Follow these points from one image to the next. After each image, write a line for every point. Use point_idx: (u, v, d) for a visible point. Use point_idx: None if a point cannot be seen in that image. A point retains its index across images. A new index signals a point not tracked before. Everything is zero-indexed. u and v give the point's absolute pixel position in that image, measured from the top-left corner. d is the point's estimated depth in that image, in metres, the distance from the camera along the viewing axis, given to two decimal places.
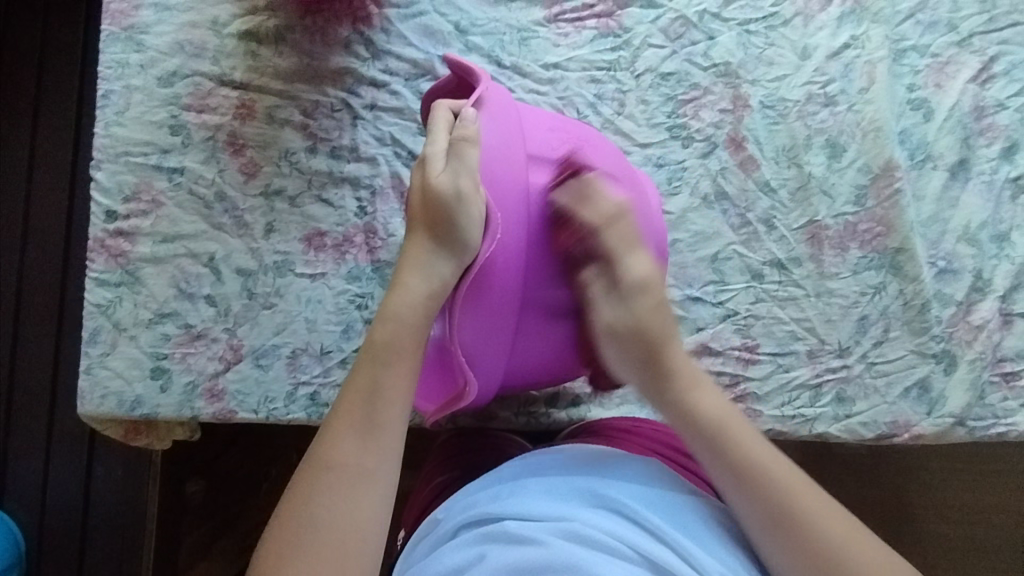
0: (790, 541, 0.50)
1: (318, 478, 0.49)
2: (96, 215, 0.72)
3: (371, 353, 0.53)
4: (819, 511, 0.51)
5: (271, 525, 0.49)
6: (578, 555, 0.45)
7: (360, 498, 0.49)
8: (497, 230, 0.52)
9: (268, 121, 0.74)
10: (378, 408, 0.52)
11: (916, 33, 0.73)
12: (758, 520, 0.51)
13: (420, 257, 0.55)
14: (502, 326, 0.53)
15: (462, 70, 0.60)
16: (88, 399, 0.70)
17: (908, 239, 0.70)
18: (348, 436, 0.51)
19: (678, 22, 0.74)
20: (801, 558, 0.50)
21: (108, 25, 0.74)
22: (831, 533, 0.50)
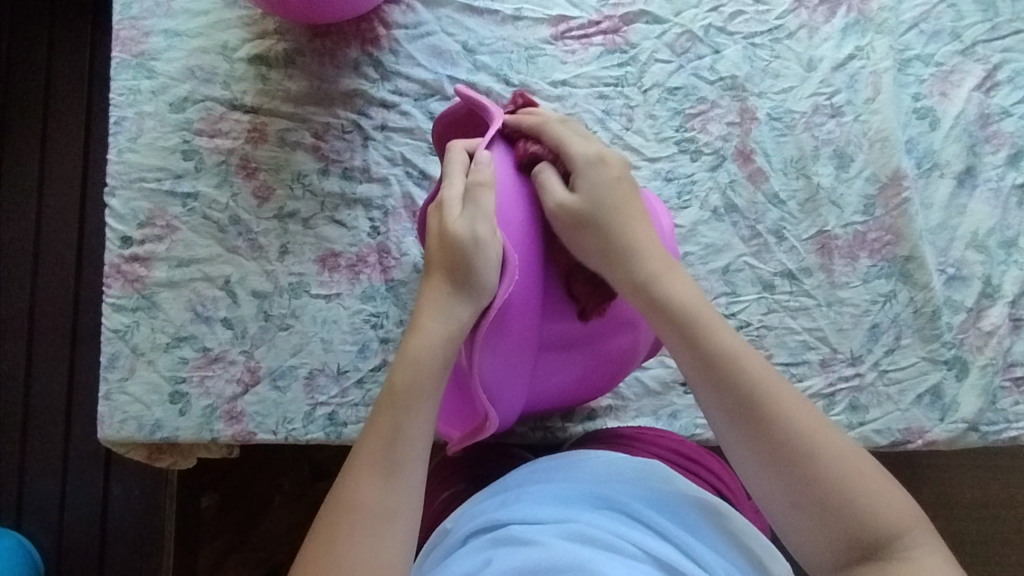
0: (762, 433, 0.51)
1: (340, 519, 0.50)
2: (112, 241, 0.73)
3: (393, 394, 0.53)
4: (789, 406, 0.51)
5: (297, 563, 0.50)
6: (584, 554, 0.48)
7: (383, 538, 0.50)
8: (514, 274, 0.53)
9: (280, 144, 0.74)
10: (399, 450, 0.52)
11: (920, 42, 0.74)
12: (728, 418, 0.52)
13: (437, 301, 0.54)
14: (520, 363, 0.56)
15: (472, 103, 0.59)
16: (107, 424, 0.70)
17: (917, 247, 0.71)
18: (370, 479, 0.51)
19: (683, 37, 0.74)
20: (776, 457, 0.50)
21: (119, 53, 0.75)
22: (799, 429, 0.51)
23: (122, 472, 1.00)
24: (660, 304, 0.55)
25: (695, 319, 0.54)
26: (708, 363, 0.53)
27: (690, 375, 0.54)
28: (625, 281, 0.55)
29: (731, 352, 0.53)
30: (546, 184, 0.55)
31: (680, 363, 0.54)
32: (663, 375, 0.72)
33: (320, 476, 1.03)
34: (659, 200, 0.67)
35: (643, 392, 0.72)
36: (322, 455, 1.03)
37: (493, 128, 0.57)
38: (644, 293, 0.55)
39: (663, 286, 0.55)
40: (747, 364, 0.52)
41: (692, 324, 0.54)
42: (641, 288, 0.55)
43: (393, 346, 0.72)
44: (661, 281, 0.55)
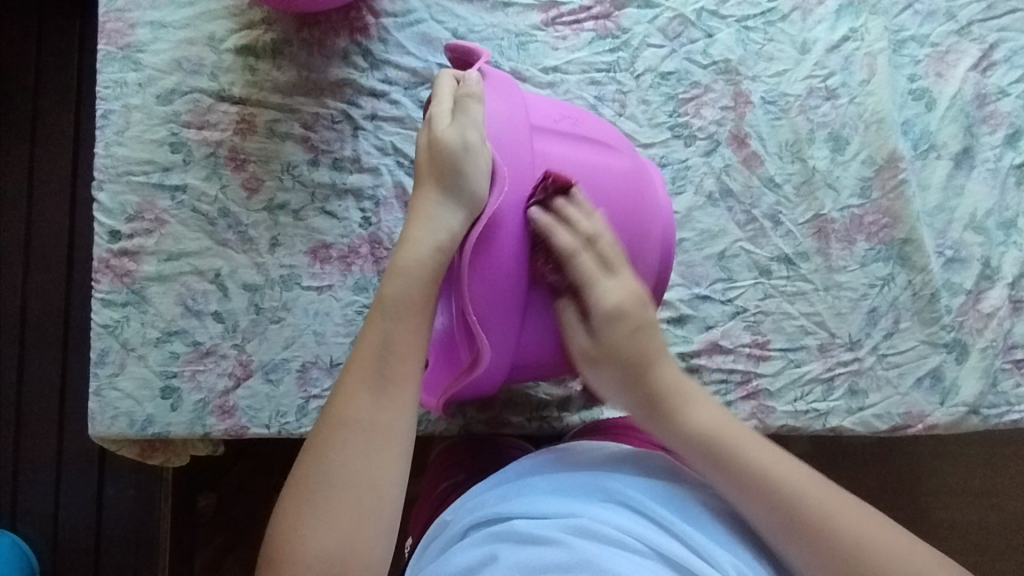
0: (819, 553, 0.50)
1: (334, 435, 0.50)
2: (100, 235, 0.72)
3: (385, 304, 0.53)
4: (822, 493, 0.52)
5: (290, 480, 0.51)
6: (591, 552, 0.47)
7: (375, 459, 0.50)
8: (505, 183, 0.51)
9: (269, 135, 0.74)
10: (390, 363, 0.52)
11: (915, 23, 0.73)
12: (772, 520, 0.51)
13: (429, 210, 0.54)
14: (514, 287, 0.52)
15: (459, 50, 0.61)
16: (98, 420, 0.70)
17: (914, 229, 0.70)
18: (362, 389, 0.51)
19: (676, 21, 0.73)
20: (843, 572, 0.50)
21: (105, 45, 0.74)
22: (853, 531, 0.50)
23: (116, 471, 0.99)
24: (694, 437, 0.55)
25: (724, 440, 0.54)
26: (749, 485, 0.52)
27: (732, 494, 0.53)
28: (652, 411, 0.57)
29: (765, 470, 0.53)
30: (576, 257, 0.54)
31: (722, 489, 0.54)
32: None
33: None
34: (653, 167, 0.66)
35: None
36: None
37: (480, 62, 0.58)
38: (675, 428, 0.56)
39: (687, 419, 0.56)
40: (789, 479, 0.52)
41: (726, 449, 0.54)
42: (667, 429, 0.56)
43: None
44: (683, 413, 0.56)
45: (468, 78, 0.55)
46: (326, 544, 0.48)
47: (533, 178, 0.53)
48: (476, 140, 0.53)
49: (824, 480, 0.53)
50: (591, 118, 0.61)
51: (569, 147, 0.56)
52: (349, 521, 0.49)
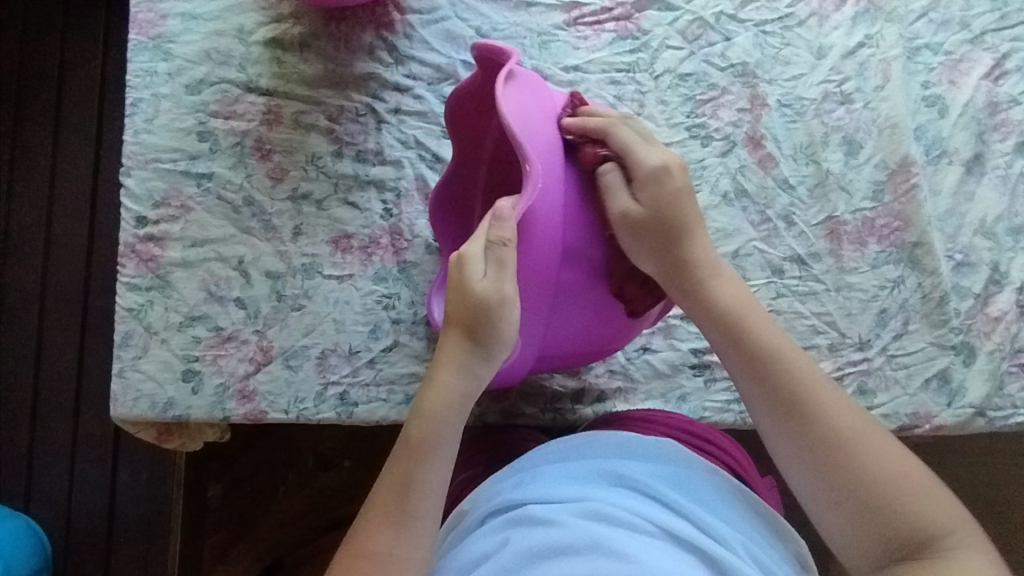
0: (822, 441, 0.53)
1: (393, 466, 0.55)
2: (127, 220, 0.73)
3: (442, 347, 0.57)
4: (841, 412, 0.54)
5: (375, 488, 0.55)
6: (601, 531, 0.48)
7: (427, 491, 0.54)
8: (537, 180, 0.53)
9: (294, 126, 0.75)
10: (454, 377, 0.56)
11: (930, 31, 0.75)
12: (759, 394, 0.56)
13: (464, 254, 0.56)
14: (543, 284, 0.56)
15: (486, 50, 0.61)
16: (120, 401, 0.71)
17: (925, 233, 0.71)
18: (437, 402, 0.56)
19: (695, 24, 0.75)
20: (810, 445, 0.54)
21: (136, 35, 0.76)
22: (843, 427, 0.54)
23: (130, 458, 1.01)
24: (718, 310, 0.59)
25: (736, 319, 0.58)
26: (748, 356, 0.57)
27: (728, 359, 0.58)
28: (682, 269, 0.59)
29: (775, 350, 0.57)
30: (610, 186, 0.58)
31: (728, 363, 0.58)
32: (672, 358, 0.72)
33: (324, 465, 1.05)
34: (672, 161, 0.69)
35: (653, 374, 0.72)
36: (326, 445, 1.06)
37: (509, 62, 0.58)
38: (699, 298, 0.59)
39: (714, 291, 0.59)
40: (800, 373, 0.56)
41: (751, 336, 0.57)
42: (696, 293, 0.59)
43: (405, 327, 0.73)
44: (716, 296, 0.59)
45: (500, 79, 0.55)
46: (393, 545, 0.52)
47: (562, 178, 0.56)
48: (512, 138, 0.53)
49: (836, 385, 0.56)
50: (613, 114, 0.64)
51: (595, 147, 0.59)
52: (399, 552, 0.52)
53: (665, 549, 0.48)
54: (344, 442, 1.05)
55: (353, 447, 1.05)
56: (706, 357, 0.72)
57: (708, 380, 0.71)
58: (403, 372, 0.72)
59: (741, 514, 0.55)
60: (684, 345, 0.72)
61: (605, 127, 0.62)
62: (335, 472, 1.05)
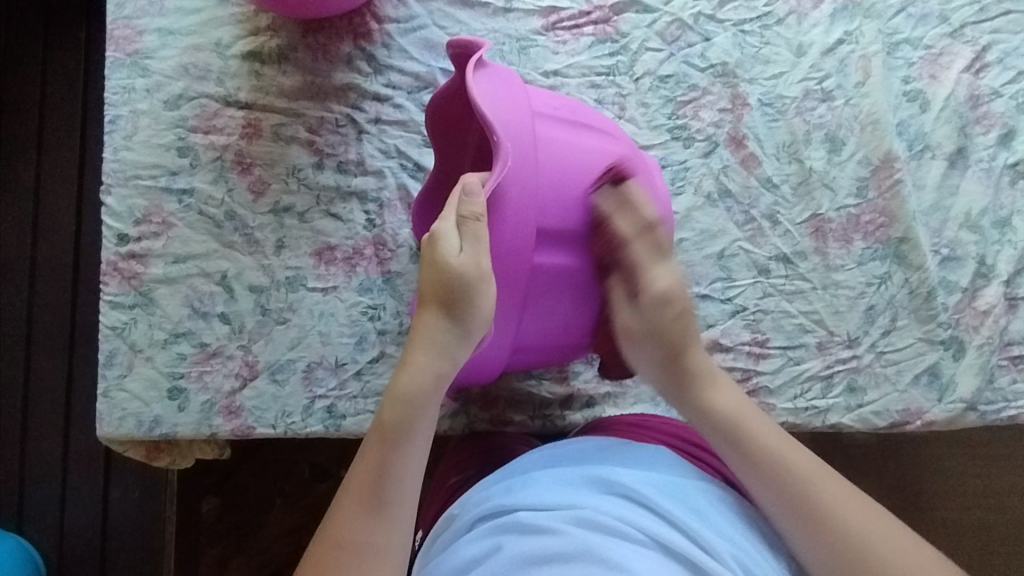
0: (817, 529, 0.53)
1: (369, 452, 0.54)
2: (108, 238, 0.73)
3: (417, 327, 0.57)
4: (841, 504, 0.53)
5: (349, 474, 0.55)
6: (592, 539, 0.47)
7: (404, 477, 0.54)
8: (509, 159, 0.52)
9: (274, 139, 0.75)
10: (426, 359, 0.56)
11: (909, 26, 0.74)
12: (777, 501, 0.55)
13: (437, 232, 0.55)
14: (516, 269, 0.55)
15: (458, 46, 0.60)
16: (106, 421, 0.70)
17: (910, 229, 0.71)
18: (411, 384, 0.55)
19: (673, 25, 0.75)
20: (813, 535, 0.53)
21: (113, 52, 0.75)
22: (845, 516, 0.53)
23: (122, 475, 1.00)
24: (713, 414, 0.60)
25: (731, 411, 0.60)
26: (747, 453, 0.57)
27: (736, 466, 0.58)
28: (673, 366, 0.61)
29: (766, 441, 0.57)
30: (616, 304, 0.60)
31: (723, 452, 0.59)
32: None
33: (318, 476, 1.05)
34: (651, 156, 0.68)
35: None
36: (322, 456, 1.05)
37: (479, 52, 0.58)
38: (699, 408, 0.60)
39: (710, 398, 0.60)
40: (793, 468, 0.55)
41: (742, 430, 0.58)
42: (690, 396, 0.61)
43: (391, 338, 0.72)
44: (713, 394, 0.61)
45: (469, 67, 0.55)
46: (364, 532, 0.52)
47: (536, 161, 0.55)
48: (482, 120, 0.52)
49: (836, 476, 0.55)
50: (585, 108, 0.64)
51: (568, 134, 0.59)
52: (376, 542, 0.52)
53: (655, 559, 0.47)
54: (339, 453, 1.05)
55: (348, 457, 1.04)
56: None
57: None
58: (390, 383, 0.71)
59: (732, 520, 0.54)
60: None
61: (577, 117, 0.61)
62: (331, 481, 1.04)
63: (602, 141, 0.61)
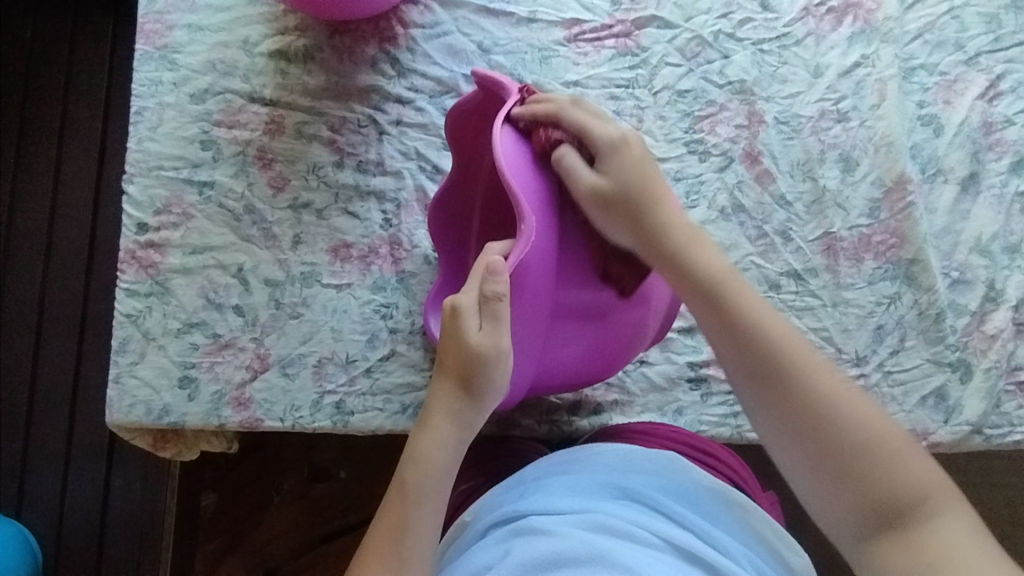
0: (812, 432, 0.52)
1: (387, 514, 0.54)
2: (128, 226, 0.74)
3: (436, 395, 0.58)
4: (823, 380, 0.53)
5: (369, 533, 0.55)
6: (606, 545, 0.49)
7: (422, 537, 0.54)
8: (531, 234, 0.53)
9: (296, 136, 0.76)
10: (443, 425, 0.56)
11: (925, 52, 0.76)
12: (754, 382, 0.54)
13: (458, 305, 0.56)
14: (534, 319, 0.58)
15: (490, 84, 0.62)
16: (116, 407, 0.71)
17: (921, 250, 0.72)
18: (431, 450, 0.56)
19: (694, 42, 0.76)
20: (794, 429, 0.53)
21: (143, 45, 0.77)
22: (820, 389, 0.53)
23: (124, 464, 1.00)
24: (694, 274, 0.57)
25: (730, 293, 0.56)
26: (730, 331, 0.56)
27: (720, 345, 0.56)
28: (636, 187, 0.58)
29: (755, 317, 0.55)
30: (572, 165, 0.57)
31: (707, 329, 0.57)
32: (669, 371, 0.72)
33: (318, 476, 1.05)
34: None
35: (649, 388, 0.72)
36: (323, 456, 1.06)
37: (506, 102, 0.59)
38: (677, 267, 0.58)
39: (691, 259, 0.58)
40: (777, 337, 0.54)
41: (725, 289, 0.57)
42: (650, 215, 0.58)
43: (402, 337, 0.73)
44: (690, 250, 0.58)
45: (496, 128, 0.56)
46: None
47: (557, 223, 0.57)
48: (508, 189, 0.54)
49: (800, 338, 0.55)
50: None
51: None
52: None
53: (668, 560, 0.50)
54: (340, 453, 1.05)
55: (349, 458, 1.05)
56: (702, 372, 0.72)
57: (704, 395, 0.71)
58: (398, 382, 0.72)
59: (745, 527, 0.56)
60: (680, 358, 0.72)
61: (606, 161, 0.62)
62: (330, 482, 1.05)
63: None
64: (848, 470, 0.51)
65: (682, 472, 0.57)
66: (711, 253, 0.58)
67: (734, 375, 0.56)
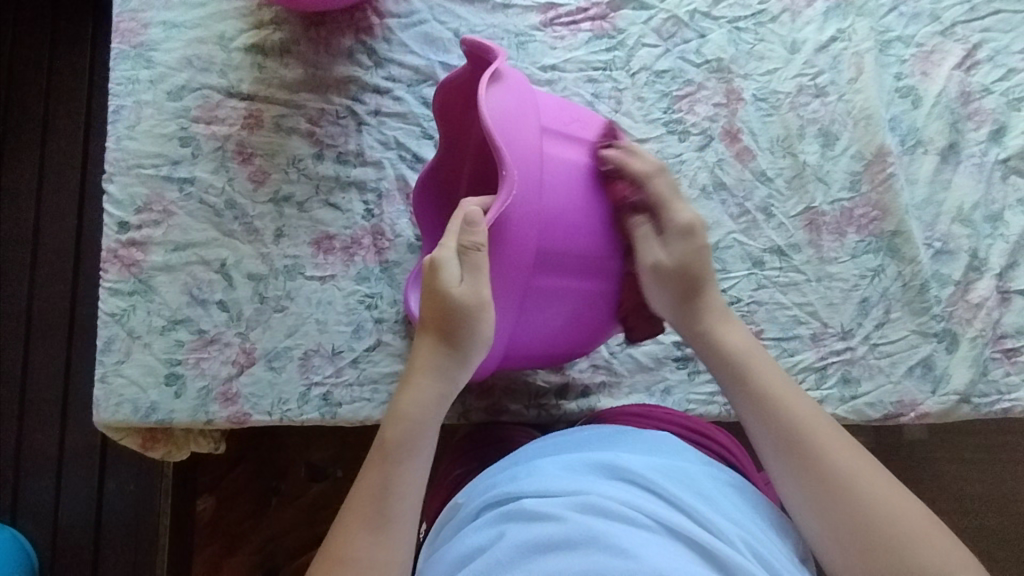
0: (841, 516, 0.51)
1: (368, 473, 0.54)
2: (109, 226, 0.74)
3: (417, 354, 0.58)
4: (842, 452, 0.53)
5: (349, 495, 0.54)
6: (599, 526, 0.47)
7: (405, 494, 0.53)
8: (512, 187, 0.53)
9: (275, 130, 0.76)
10: (423, 385, 0.57)
11: (901, 24, 0.76)
12: (780, 454, 0.55)
13: (437, 262, 0.56)
14: (511, 282, 0.57)
15: (474, 46, 0.61)
16: (102, 407, 0.71)
17: (903, 222, 0.72)
18: (412, 409, 0.56)
19: (669, 22, 0.76)
20: (819, 499, 0.52)
21: (119, 44, 0.77)
22: (847, 470, 0.52)
23: (116, 469, 1.00)
24: (726, 352, 0.60)
25: (756, 372, 0.58)
26: (758, 403, 0.57)
27: (748, 416, 0.57)
28: (678, 292, 0.61)
29: (776, 393, 0.57)
30: (639, 238, 0.60)
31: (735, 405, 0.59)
32: (655, 351, 0.72)
33: (314, 476, 1.05)
34: None
35: (636, 368, 0.72)
36: (318, 454, 1.06)
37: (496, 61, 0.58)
38: (710, 343, 0.60)
39: (724, 336, 0.60)
40: (807, 421, 0.55)
41: (749, 367, 0.58)
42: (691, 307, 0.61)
43: (387, 326, 0.73)
44: (727, 332, 0.61)
45: (483, 82, 0.55)
46: (369, 551, 0.51)
47: (542, 183, 0.56)
48: (492, 141, 0.53)
49: (839, 428, 0.55)
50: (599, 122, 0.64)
51: (576, 153, 0.60)
52: (377, 557, 0.51)
53: (663, 542, 0.47)
54: (335, 451, 1.05)
55: (344, 456, 1.05)
56: (689, 351, 0.72)
57: (691, 373, 0.71)
58: (385, 371, 0.72)
59: (745, 508, 0.54)
60: (667, 339, 0.72)
61: (590, 132, 0.62)
62: (326, 481, 1.04)
63: (611, 163, 0.62)
64: (885, 558, 0.49)
65: (677, 454, 0.57)
66: (747, 336, 0.60)
67: (762, 449, 0.56)
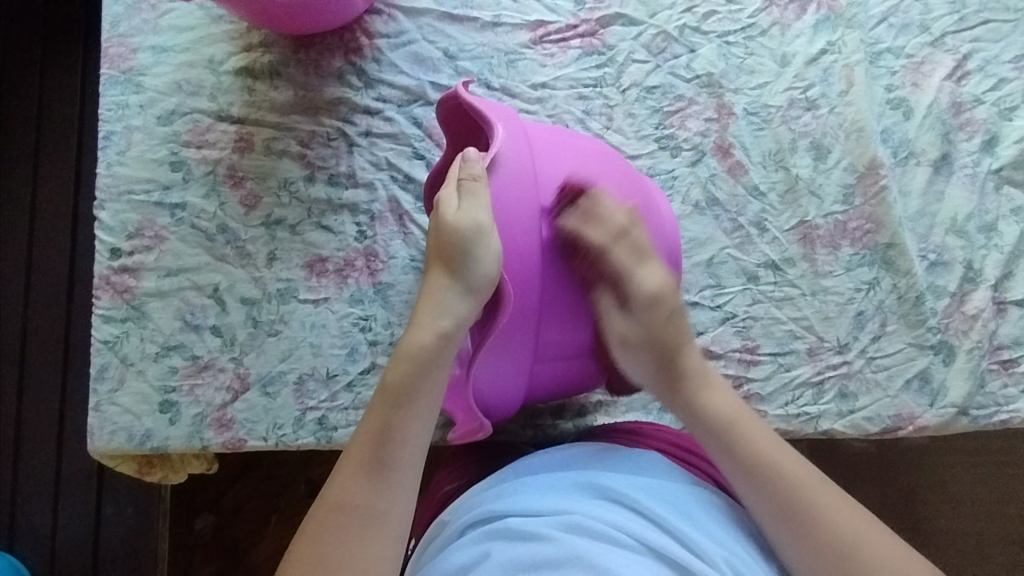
0: (812, 537, 0.52)
1: (371, 415, 0.55)
2: (101, 253, 0.73)
3: (426, 289, 0.58)
4: (821, 490, 0.53)
5: (353, 439, 0.54)
6: (584, 547, 0.47)
7: (406, 438, 0.54)
8: (499, 128, 0.56)
9: (266, 152, 0.76)
10: (431, 322, 0.56)
11: (890, 36, 0.76)
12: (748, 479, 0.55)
13: (440, 202, 0.57)
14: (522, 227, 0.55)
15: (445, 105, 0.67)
16: (97, 435, 0.70)
17: (897, 234, 0.71)
18: (416, 349, 0.56)
19: (659, 38, 0.76)
20: (791, 524, 0.53)
21: (108, 69, 0.76)
22: (823, 501, 0.53)
23: (114, 492, 0.99)
24: (704, 412, 0.58)
25: (728, 425, 0.57)
26: (727, 445, 0.57)
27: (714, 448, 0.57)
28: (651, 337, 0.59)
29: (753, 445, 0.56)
30: (623, 266, 0.59)
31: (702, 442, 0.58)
32: None
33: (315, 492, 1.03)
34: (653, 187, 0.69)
35: None
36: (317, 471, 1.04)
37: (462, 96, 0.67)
38: (685, 404, 0.59)
39: (700, 397, 0.59)
40: (785, 467, 0.54)
41: (725, 418, 0.57)
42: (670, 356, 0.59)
43: (382, 349, 0.72)
44: (698, 389, 0.59)
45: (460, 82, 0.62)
46: (367, 495, 0.52)
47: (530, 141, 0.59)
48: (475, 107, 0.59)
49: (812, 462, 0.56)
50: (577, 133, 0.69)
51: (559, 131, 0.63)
52: (376, 501, 0.52)
53: (645, 563, 0.48)
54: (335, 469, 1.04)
55: None
56: None
57: None
58: None
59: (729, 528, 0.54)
60: None
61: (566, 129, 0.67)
62: None
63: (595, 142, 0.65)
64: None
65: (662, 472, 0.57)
66: (720, 393, 0.59)
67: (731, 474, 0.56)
